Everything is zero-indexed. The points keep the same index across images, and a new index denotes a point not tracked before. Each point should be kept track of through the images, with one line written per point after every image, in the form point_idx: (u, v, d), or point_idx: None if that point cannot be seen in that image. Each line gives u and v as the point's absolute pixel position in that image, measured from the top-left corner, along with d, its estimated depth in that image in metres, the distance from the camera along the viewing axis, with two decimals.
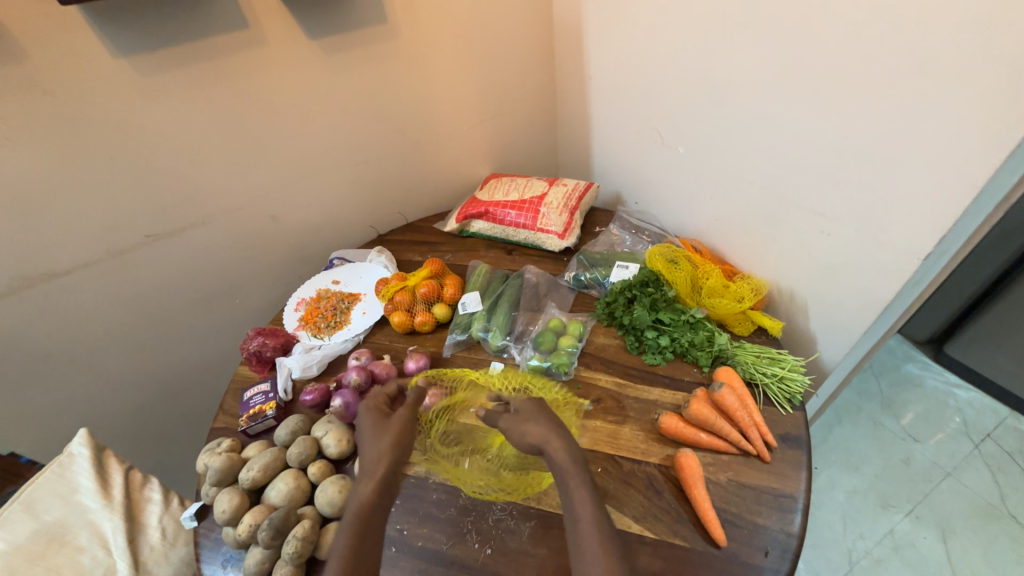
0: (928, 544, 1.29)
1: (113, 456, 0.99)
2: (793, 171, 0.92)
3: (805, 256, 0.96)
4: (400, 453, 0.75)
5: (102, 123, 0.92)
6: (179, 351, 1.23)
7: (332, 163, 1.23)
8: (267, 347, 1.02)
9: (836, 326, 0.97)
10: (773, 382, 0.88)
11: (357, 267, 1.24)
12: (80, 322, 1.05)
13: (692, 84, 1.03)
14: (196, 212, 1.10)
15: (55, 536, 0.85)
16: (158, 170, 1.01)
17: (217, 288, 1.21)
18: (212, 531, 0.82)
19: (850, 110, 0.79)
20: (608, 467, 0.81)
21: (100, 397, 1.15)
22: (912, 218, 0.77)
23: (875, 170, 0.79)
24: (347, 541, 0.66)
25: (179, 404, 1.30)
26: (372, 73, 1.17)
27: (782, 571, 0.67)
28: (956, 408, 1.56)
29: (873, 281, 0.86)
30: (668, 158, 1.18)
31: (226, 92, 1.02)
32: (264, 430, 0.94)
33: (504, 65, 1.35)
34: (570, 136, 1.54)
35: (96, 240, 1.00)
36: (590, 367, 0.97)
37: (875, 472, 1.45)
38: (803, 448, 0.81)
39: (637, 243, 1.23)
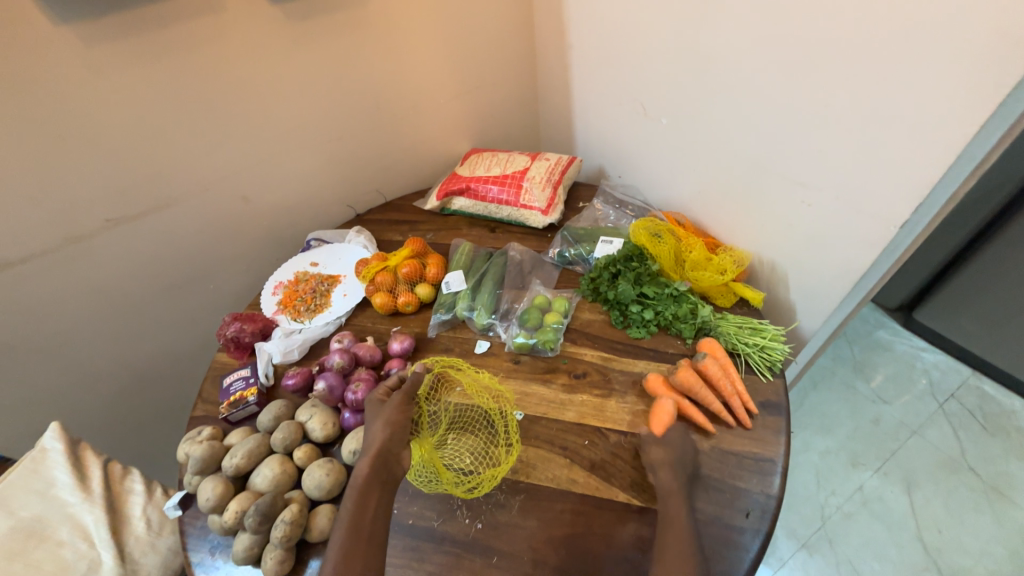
0: (894, 497, 1.37)
1: (89, 449, 0.96)
2: (775, 141, 0.91)
3: (786, 226, 0.97)
4: (393, 434, 0.73)
5: (46, 97, 0.85)
6: (152, 340, 1.19)
7: (303, 139, 1.17)
8: (246, 333, 0.99)
9: (814, 295, 0.99)
10: (755, 351, 0.90)
11: (335, 248, 1.21)
12: (41, 313, 1.00)
13: (674, 52, 1.00)
14: (159, 193, 1.04)
15: (32, 531, 0.82)
16: (114, 149, 0.95)
17: (189, 274, 1.17)
18: (197, 519, 0.81)
19: (832, 78, 0.77)
20: (595, 439, 0.82)
21: (70, 390, 1.11)
22: (890, 187, 0.77)
23: (855, 139, 0.79)
24: (349, 517, 0.67)
25: (156, 394, 1.27)
26: (341, 42, 1.10)
27: (763, 531, 0.70)
28: (923, 371, 1.63)
29: (851, 250, 0.88)
30: (651, 131, 1.16)
31: (182, 63, 0.95)
32: (247, 417, 0.92)
33: (481, 34, 1.29)
34: (551, 109, 1.50)
35: (51, 225, 0.94)
36: (576, 343, 0.97)
37: (847, 433, 1.51)
38: (782, 413, 0.83)
39: (621, 217, 1.22)
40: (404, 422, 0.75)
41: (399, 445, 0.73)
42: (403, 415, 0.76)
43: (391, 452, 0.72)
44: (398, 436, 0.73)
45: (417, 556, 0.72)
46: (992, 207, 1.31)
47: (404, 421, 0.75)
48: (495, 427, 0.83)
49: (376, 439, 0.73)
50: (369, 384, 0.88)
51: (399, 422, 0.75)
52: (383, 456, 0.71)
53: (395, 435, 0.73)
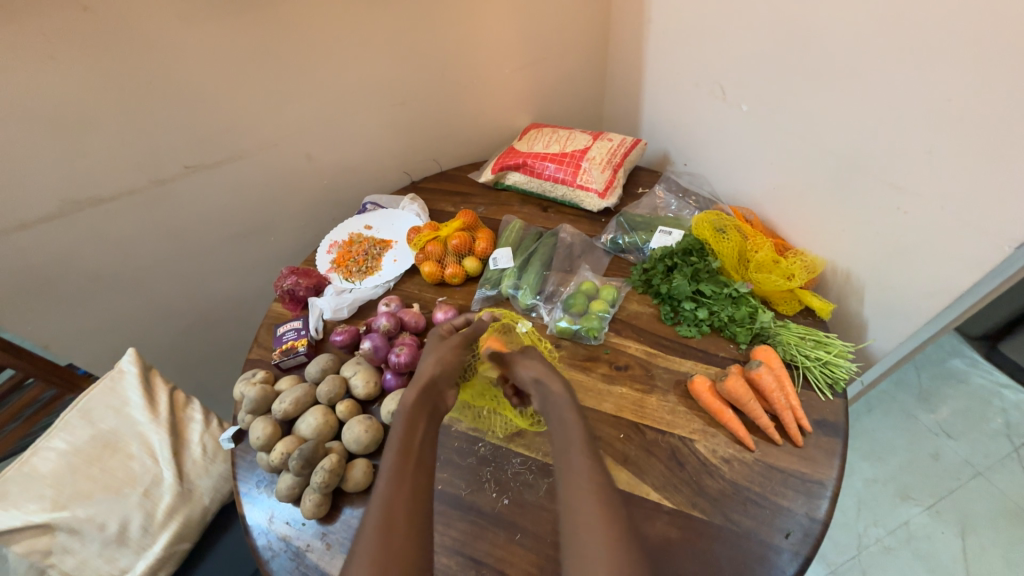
0: (945, 538, 1.26)
1: (158, 376, 1.05)
2: (872, 139, 0.81)
3: (871, 234, 0.88)
4: (444, 371, 0.78)
5: (139, 45, 0.90)
6: (216, 283, 1.27)
7: (367, 102, 1.18)
8: (300, 287, 1.04)
9: (891, 312, 0.90)
10: (816, 366, 0.84)
11: (389, 213, 1.23)
12: (124, 249, 1.09)
13: (767, 31, 0.91)
14: (232, 145, 1.08)
15: (108, 442, 0.92)
16: (195, 99, 0.99)
17: (253, 225, 1.23)
18: (247, 454, 0.87)
19: (958, 69, 0.67)
20: (631, 434, 0.80)
21: (145, 321, 1.21)
22: (1009, 201, 0.67)
23: (976, 141, 0.68)
24: (398, 437, 0.69)
25: (217, 333, 1.37)
26: (412, 3, 1.09)
27: (801, 554, 0.66)
28: (1001, 409, 1.47)
29: (946, 268, 0.78)
30: (727, 117, 1.08)
31: (260, 17, 0.96)
32: (296, 366, 0.97)
33: (555, 2, 1.23)
34: (619, 87, 1.42)
35: (137, 167, 1.01)
36: (620, 334, 0.94)
37: (901, 464, 1.40)
38: (839, 436, 0.77)
39: (683, 208, 1.15)
40: (455, 362, 0.80)
41: (447, 382, 0.78)
42: (456, 356, 0.81)
43: (438, 385, 0.77)
44: (447, 373, 0.78)
45: (443, 520, 0.74)
46: None
47: (455, 362, 0.81)
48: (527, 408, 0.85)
49: (427, 372, 0.77)
50: (412, 349, 0.90)
51: (451, 361, 0.79)
52: (430, 388, 0.76)
53: (444, 371, 0.78)
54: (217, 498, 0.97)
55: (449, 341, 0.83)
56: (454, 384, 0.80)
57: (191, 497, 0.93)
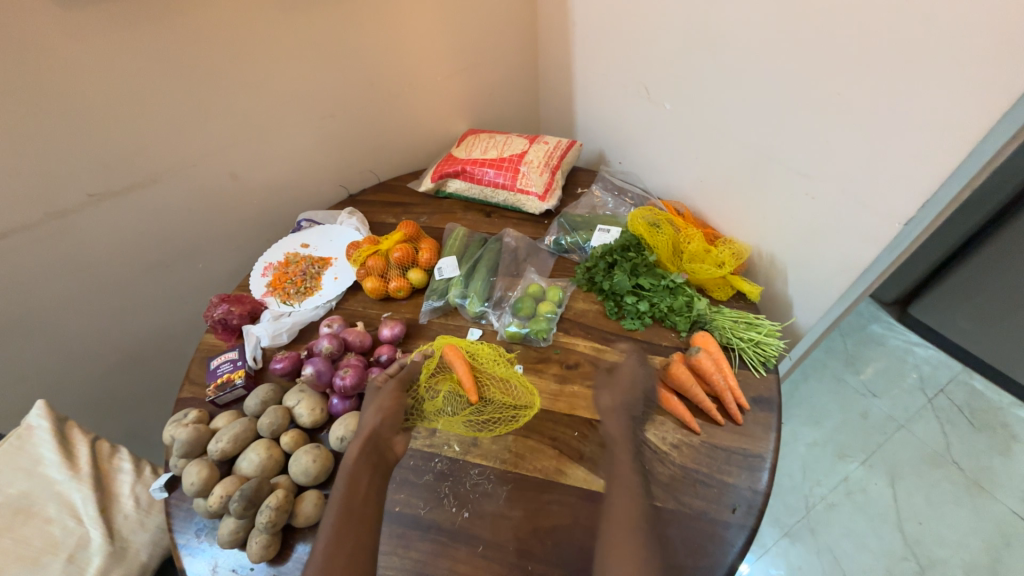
0: (878, 488, 1.39)
1: (76, 428, 0.95)
2: (779, 132, 0.88)
3: (787, 219, 0.95)
4: (384, 419, 0.77)
5: (22, 65, 0.81)
6: (140, 318, 1.17)
7: (293, 115, 1.13)
8: (233, 315, 0.97)
9: (812, 289, 0.98)
10: (749, 346, 0.89)
11: (327, 229, 1.18)
12: (25, 289, 0.97)
13: (681, 31, 0.96)
14: (144, 168, 1.00)
15: (19, 508, 0.82)
16: (95, 121, 0.91)
17: (176, 252, 1.14)
18: (183, 501, 0.81)
19: (844, 66, 0.74)
20: (585, 431, 0.81)
21: (57, 367, 1.09)
22: (896, 181, 0.75)
23: (865, 130, 0.76)
24: (341, 497, 0.68)
25: (145, 372, 1.26)
26: (332, 12, 1.05)
27: (748, 526, 0.70)
28: (914, 365, 1.63)
29: (853, 244, 0.86)
30: (653, 116, 1.12)
31: (165, 30, 0.90)
32: (234, 400, 0.91)
33: (481, 9, 1.24)
34: (552, 89, 1.45)
35: (31, 199, 0.90)
36: (569, 333, 0.96)
37: (836, 426, 1.53)
38: (773, 409, 0.83)
39: (620, 205, 1.19)
40: (397, 408, 0.78)
41: (391, 430, 0.77)
42: (396, 401, 0.79)
43: (382, 436, 0.75)
44: (389, 421, 0.77)
45: (403, 542, 0.72)
46: (996, 203, 1.28)
47: (397, 408, 0.79)
48: (488, 425, 0.83)
49: (368, 424, 0.76)
50: (358, 370, 0.86)
51: (390, 408, 0.78)
52: (374, 438, 0.74)
53: (386, 420, 0.77)
54: (157, 552, 0.89)
55: (386, 388, 0.81)
56: (401, 430, 0.78)
57: (125, 556, 0.85)
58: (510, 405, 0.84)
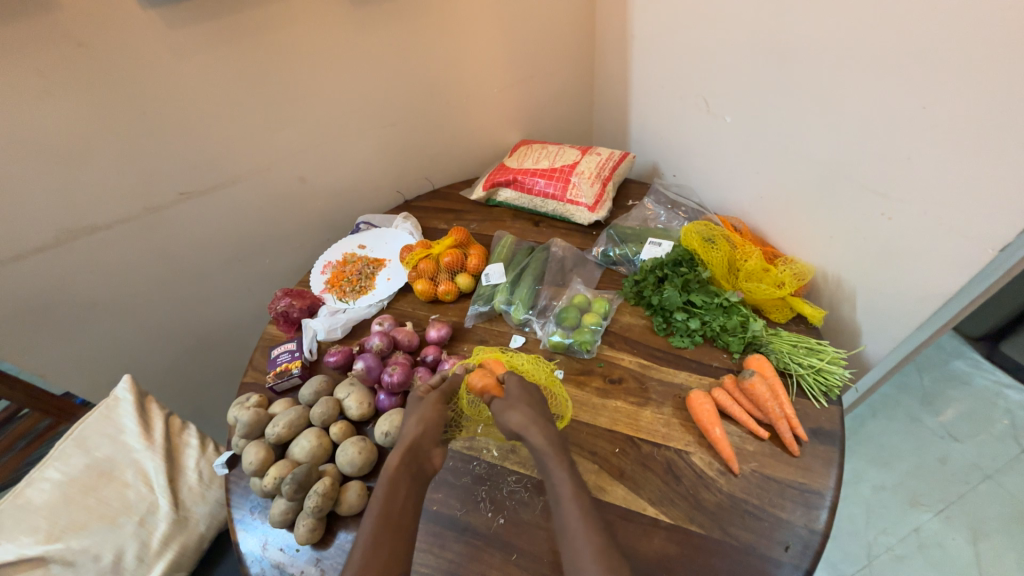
0: (957, 544, 1.24)
1: (154, 402, 1.05)
2: (852, 148, 0.83)
3: (859, 240, 0.88)
4: (426, 430, 0.76)
5: (135, 78, 0.92)
6: (214, 306, 1.28)
7: (359, 125, 1.20)
8: (294, 308, 1.04)
9: (885, 317, 0.90)
10: (809, 373, 0.84)
11: (382, 232, 1.24)
12: (121, 275, 1.09)
13: (748, 45, 0.93)
14: (227, 170, 1.10)
15: (103, 471, 0.92)
16: (189, 128, 1.01)
17: (248, 248, 1.24)
18: (241, 479, 0.87)
19: (931, 78, 0.69)
20: (626, 448, 0.79)
21: (142, 347, 1.22)
22: (989, 203, 0.68)
23: (956, 146, 0.69)
24: (378, 506, 0.68)
25: (213, 357, 1.37)
26: (400, 28, 1.11)
27: (801, 567, 0.65)
28: (1006, 410, 1.45)
29: (935, 270, 0.78)
30: (713, 128, 1.09)
31: (253, 46, 0.99)
32: (290, 388, 0.97)
33: (540, 24, 1.27)
34: (606, 101, 1.45)
35: (133, 195, 1.02)
36: (614, 346, 0.94)
37: (907, 469, 1.38)
38: (835, 444, 0.77)
39: (672, 219, 1.16)
40: (438, 421, 0.77)
41: (431, 443, 0.75)
42: (438, 412, 0.78)
43: (422, 447, 0.74)
44: (431, 433, 0.76)
45: (439, 542, 0.73)
46: None
47: (439, 419, 0.78)
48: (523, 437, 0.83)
49: (409, 433, 0.75)
50: (405, 369, 0.89)
51: (433, 419, 0.77)
52: (414, 450, 0.74)
53: (427, 432, 0.76)
54: (213, 525, 0.96)
55: (429, 399, 0.80)
56: (440, 443, 0.77)
57: (186, 525, 0.92)
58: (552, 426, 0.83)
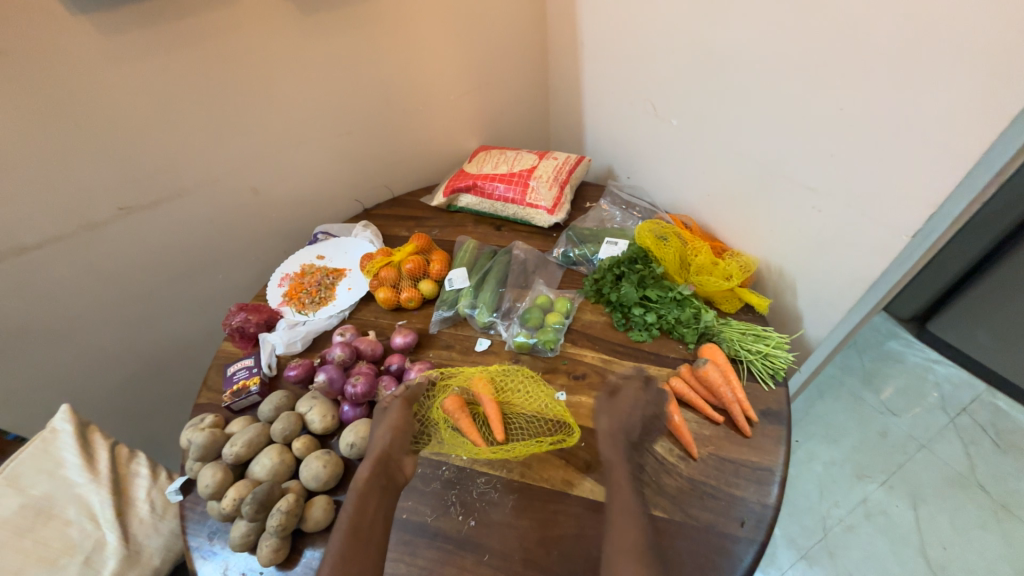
0: (900, 511, 1.34)
1: (97, 432, 0.98)
2: (783, 147, 0.90)
3: (795, 233, 0.95)
4: (395, 439, 0.77)
5: (67, 88, 0.87)
6: (161, 326, 1.21)
7: (312, 133, 1.18)
8: (250, 323, 1.00)
9: (821, 303, 0.98)
10: (758, 358, 0.89)
11: (342, 241, 1.22)
12: (56, 297, 1.02)
13: (688, 54, 0.99)
14: (172, 183, 1.05)
15: (41, 509, 0.85)
16: (130, 139, 0.97)
17: (198, 263, 1.18)
18: (197, 505, 0.83)
19: (846, 82, 0.76)
20: (591, 442, 0.82)
21: (81, 373, 1.13)
22: (901, 194, 0.76)
23: (871, 143, 0.76)
24: (347, 520, 0.67)
25: (163, 380, 1.29)
26: (352, 36, 1.11)
27: (758, 540, 0.69)
28: (934, 383, 1.59)
29: (860, 257, 0.86)
30: (661, 132, 1.15)
31: (196, 53, 0.96)
32: (249, 406, 0.94)
33: (493, 33, 1.30)
34: (561, 107, 1.49)
35: (66, 211, 0.96)
36: (577, 344, 0.97)
37: (854, 444, 1.49)
38: (783, 422, 0.82)
39: (628, 219, 1.21)
40: (405, 427, 0.79)
41: (401, 451, 0.76)
42: (405, 420, 0.80)
43: (392, 457, 0.75)
44: (399, 441, 0.77)
45: (410, 550, 0.72)
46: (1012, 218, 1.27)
47: (406, 428, 0.79)
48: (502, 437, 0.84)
49: (379, 444, 0.76)
50: (369, 378, 0.88)
51: (400, 427, 0.78)
52: (384, 460, 0.74)
53: (396, 440, 0.76)
54: (169, 558, 0.90)
55: (393, 409, 0.81)
56: (410, 451, 0.77)
57: (138, 560, 0.86)
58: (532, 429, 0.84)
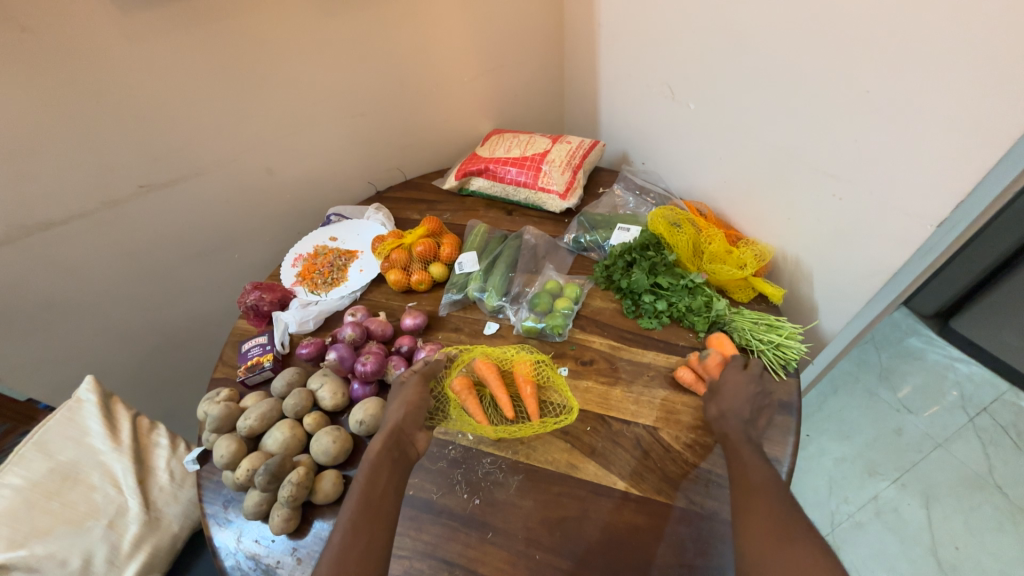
0: (911, 509, 1.32)
1: (120, 403, 1.02)
2: (806, 131, 0.86)
3: (813, 222, 0.92)
4: (408, 414, 0.77)
5: (86, 65, 0.88)
6: (181, 303, 1.24)
7: (326, 115, 1.18)
8: (264, 302, 1.02)
9: (839, 295, 0.95)
10: (769, 349, 0.88)
11: (354, 223, 1.23)
12: (80, 273, 1.06)
13: (707, 33, 0.96)
14: (189, 162, 1.07)
15: (68, 474, 0.88)
16: (148, 118, 0.98)
17: (215, 243, 1.21)
18: (213, 474, 0.86)
19: (874, 64, 0.72)
20: (597, 426, 0.82)
21: (103, 347, 1.17)
22: (926, 185, 0.73)
23: (898, 129, 0.73)
24: (358, 490, 0.68)
25: (182, 355, 1.33)
26: (365, 14, 1.09)
27: None
28: (955, 382, 1.55)
29: (881, 249, 0.83)
30: (678, 116, 1.12)
31: (211, 32, 0.96)
32: (262, 382, 0.96)
33: (509, 13, 1.27)
34: (577, 89, 1.46)
35: (89, 189, 0.98)
36: (585, 330, 0.97)
37: (867, 441, 1.46)
38: (794, 414, 0.81)
39: (641, 205, 1.19)
40: (419, 404, 0.79)
41: (413, 427, 0.77)
42: (419, 396, 0.80)
43: (405, 431, 0.76)
44: (412, 416, 0.77)
45: (416, 525, 0.74)
46: None
47: (420, 404, 0.80)
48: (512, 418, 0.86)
49: (392, 418, 0.77)
50: (378, 358, 0.89)
51: (414, 403, 0.79)
52: (397, 433, 0.75)
53: (409, 415, 0.77)
54: (187, 525, 0.94)
55: (409, 385, 0.82)
56: (423, 427, 0.78)
57: (159, 525, 0.90)
58: (545, 410, 0.85)
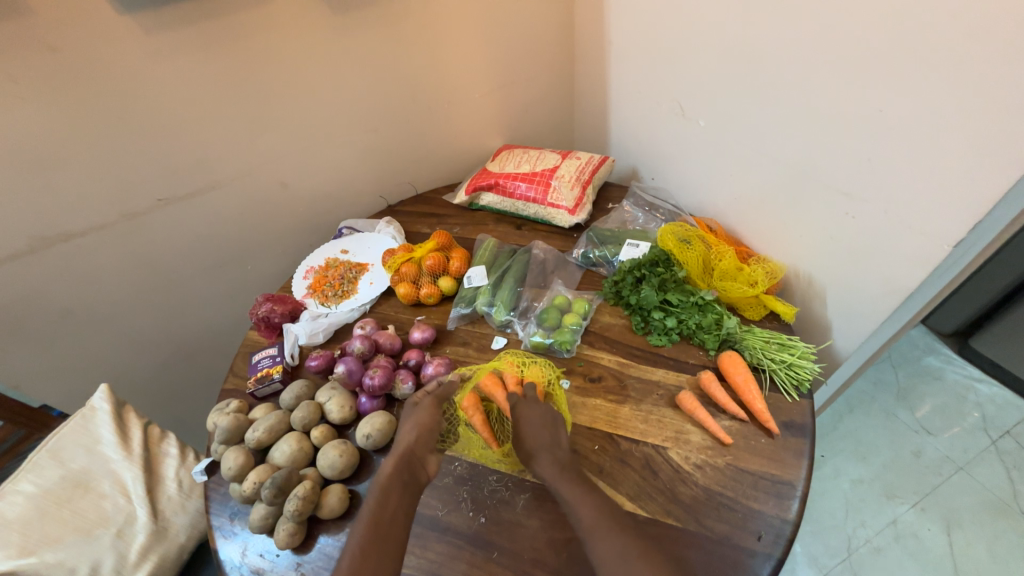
0: (933, 535, 1.27)
1: (132, 411, 1.03)
2: (818, 149, 0.86)
3: (825, 239, 0.92)
4: (420, 436, 0.77)
5: (113, 84, 0.92)
6: (194, 313, 1.27)
7: (341, 130, 1.21)
8: (276, 313, 1.03)
9: (853, 313, 0.94)
10: (781, 368, 0.86)
11: (365, 237, 1.24)
12: (99, 282, 1.08)
13: (717, 53, 0.97)
14: (207, 176, 1.10)
15: (79, 482, 0.89)
16: (170, 133, 1.01)
17: (229, 254, 1.23)
18: (220, 486, 0.86)
19: (884, 84, 0.73)
20: (605, 445, 0.81)
21: (118, 355, 1.20)
22: (942, 203, 0.72)
23: (911, 146, 0.73)
24: (368, 514, 0.67)
25: (194, 364, 1.35)
26: (381, 34, 1.13)
27: (774, 556, 0.67)
28: (976, 403, 1.50)
29: (896, 268, 0.82)
30: (687, 133, 1.13)
31: (232, 51, 1.00)
32: (271, 393, 0.97)
33: (520, 33, 1.30)
34: (586, 106, 1.48)
35: (111, 200, 1.02)
36: (593, 346, 0.96)
37: (884, 463, 1.42)
38: (807, 436, 0.79)
39: (650, 220, 1.19)
40: (432, 426, 0.79)
41: (425, 449, 0.76)
42: (433, 418, 0.80)
43: (416, 454, 0.75)
44: (425, 438, 0.77)
45: (421, 542, 0.73)
46: None
47: (433, 426, 0.79)
48: None
49: (405, 440, 0.76)
50: (386, 372, 0.89)
51: (427, 425, 0.79)
52: (408, 456, 0.74)
53: (421, 437, 0.77)
54: (193, 535, 0.94)
55: (421, 406, 0.82)
56: (435, 450, 0.78)
57: (165, 536, 0.90)
58: None
